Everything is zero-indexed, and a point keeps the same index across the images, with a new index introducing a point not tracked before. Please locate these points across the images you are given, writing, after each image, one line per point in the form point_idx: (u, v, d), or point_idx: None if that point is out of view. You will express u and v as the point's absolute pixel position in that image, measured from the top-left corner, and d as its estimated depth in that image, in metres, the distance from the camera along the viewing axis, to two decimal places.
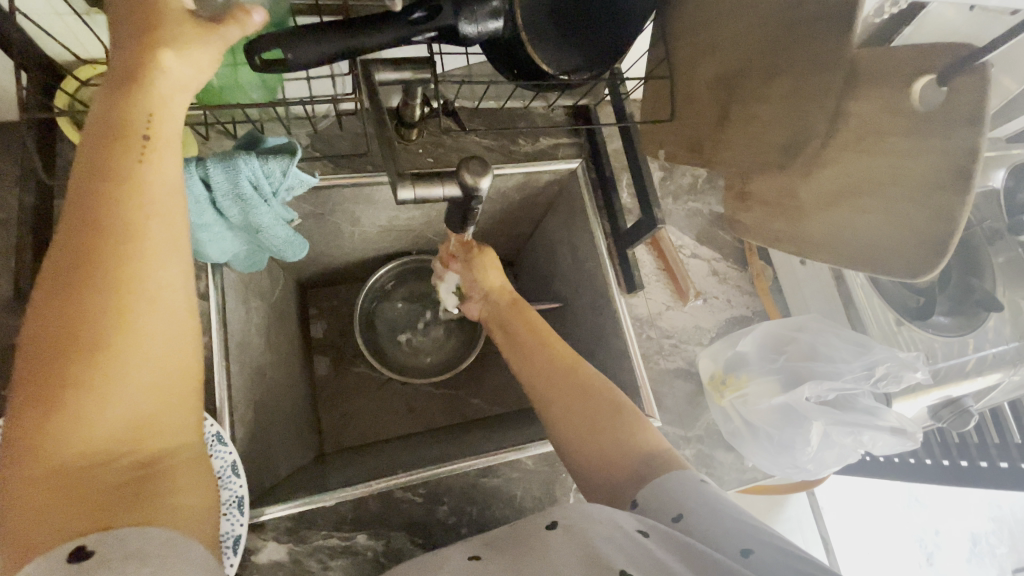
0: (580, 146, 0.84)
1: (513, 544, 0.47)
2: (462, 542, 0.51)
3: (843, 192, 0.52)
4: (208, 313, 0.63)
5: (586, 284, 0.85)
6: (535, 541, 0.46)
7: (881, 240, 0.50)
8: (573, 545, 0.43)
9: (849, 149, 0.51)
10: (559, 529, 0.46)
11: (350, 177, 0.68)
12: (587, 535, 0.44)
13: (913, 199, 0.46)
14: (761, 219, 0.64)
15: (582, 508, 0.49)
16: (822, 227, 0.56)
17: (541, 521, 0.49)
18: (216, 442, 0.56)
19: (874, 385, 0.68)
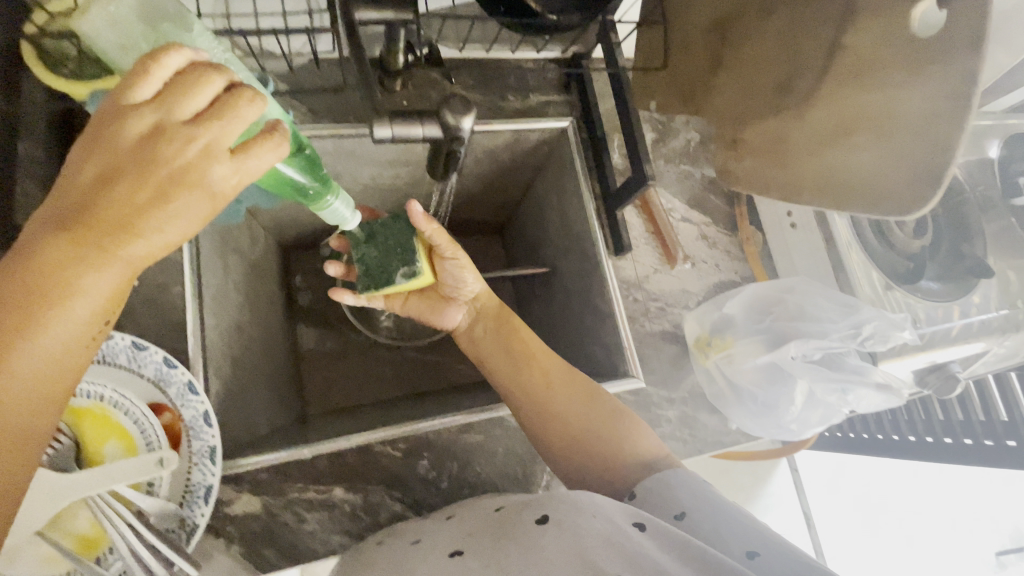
0: (571, 104, 0.81)
1: (499, 533, 0.46)
2: (450, 530, 0.50)
3: (836, 133, 0.58)
4: (180, 262, 0.61)
5: (574, 247, 0.83)
6: (522, 536, 0.45)
7: (876, 174, 0.55)
8: (564, 544, 0.42)
9: (843, 88, 0.57)
10: (551, 524, 0.45)
11: (330, 126, 0.66)
12: (579, 532, 0.43)
13: (907, 133, 0.51)
14: (751, 168, 0.71)
15: (575, 501, 0.48)
16: (811, 168, 0.62)
17: (530, 512, 0.48)
18: (188, 390, 0.55)
19: (860, 344, 0.68)
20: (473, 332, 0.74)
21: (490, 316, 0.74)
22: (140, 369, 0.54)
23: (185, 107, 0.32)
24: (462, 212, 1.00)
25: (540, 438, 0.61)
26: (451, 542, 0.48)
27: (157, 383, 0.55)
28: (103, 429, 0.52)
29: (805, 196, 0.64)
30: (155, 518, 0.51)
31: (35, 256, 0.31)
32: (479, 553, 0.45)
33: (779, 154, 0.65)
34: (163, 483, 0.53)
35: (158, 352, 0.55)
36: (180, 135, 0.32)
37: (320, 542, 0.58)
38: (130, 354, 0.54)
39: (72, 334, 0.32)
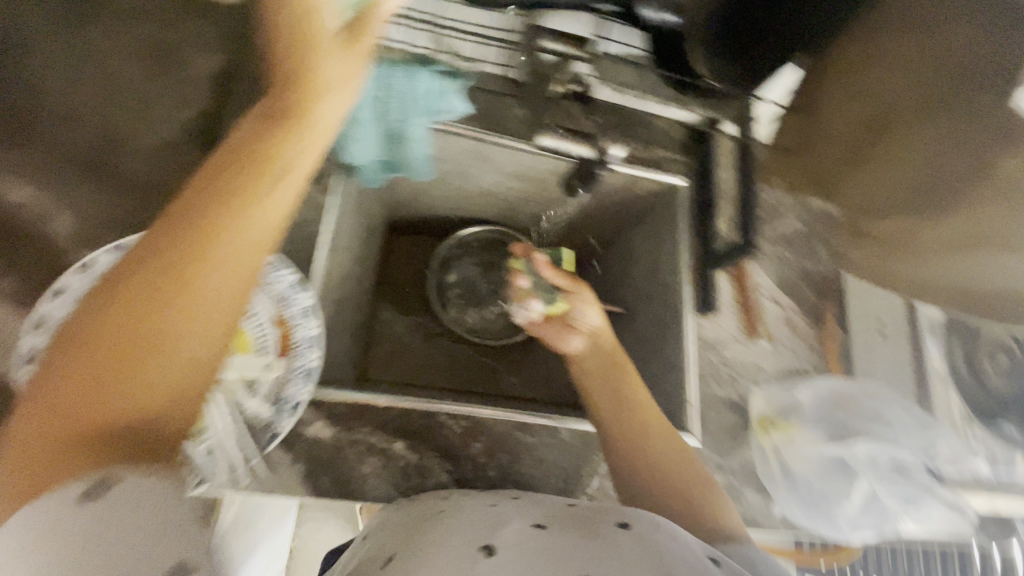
0: (690, 166, 0.87)
1: (583, 526, 0.46)
2: (528, 505, 0.51)
3: (970, 241, 0.66)
4: (327, 206, 0.70)
5: (657, 296, 0.87)
6: (605, 535, 0.45)
7: None
8: (649, 556, 0.42)
9: (987, 206, 0.63)
10: (635, 533, 0.45)
11: (474, 130, 0.77)
12: (667, 548, 0.43)
13: None
14: (872, 254, 0.80)
15: (660, 522, 0.47)
16: (945, 267, 0.70)
17: (612, 515, 0.48)
18: (308, 312, 0.61)
19: (932, 462, 0.68)
20: (585, 363, 0.74)
21: (605, 352, 0.73)
22: (273, 283, 0.61)
23: (306, 108, 0.50)
24: (556, 238, 1.06)
25: (618, 469, 0.62)
26: (527, 518, 0.48)
27: (283, 300, 0.61)
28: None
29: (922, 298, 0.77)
30: (247, 413, 0.58)
31: (190, 213, 0.43)
32: (563, 536, 0.44)
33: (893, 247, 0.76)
34: (262, 385, 0.59)
35: (293, 273, 0.61)
36: (285, 125, 0.48)
37: (369, 487, 0.61)
38: (270, 269, 0.61)
39: (219, 283, 0.43)
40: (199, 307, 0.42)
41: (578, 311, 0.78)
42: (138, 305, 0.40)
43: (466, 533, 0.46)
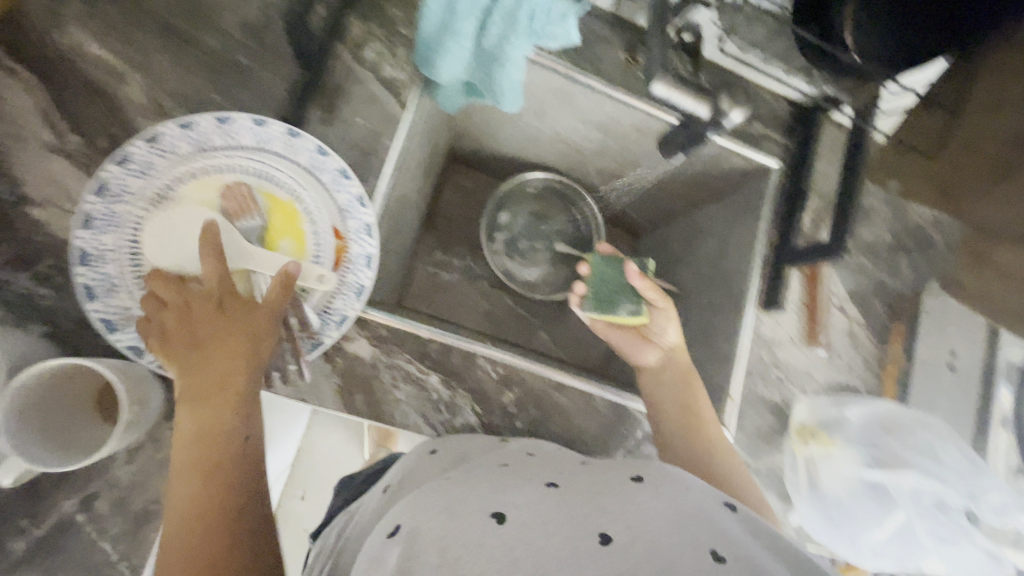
0: (785, 150, 0.80)
1: (595, 485, 0.46)
2: (539, 466, 0.51)
3: None
4: (399, 122, 0.66)
5: (717, 281, 0.82)
6: (617, 488, 0.46)
7: None
8: (663, 505, 0.43)
9: None
10: (649, 486, 0.45)
11: (568, 67, 0.72)
12: (679, 497, 0.44)
13: None
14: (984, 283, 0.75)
15: (671, 474, 0.48)
16: None
17: (626, 469, 0.49)
18: (366, 230, 0.59)
19: (973, 504, 0.67)
20: (660, 375, 0.70)
21: (681, 371, 0.69)
22: (335, 193, 0.59)
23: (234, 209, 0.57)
24: (618, 200, 1.00)
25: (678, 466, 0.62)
26: (533, 477, 0.47)
27: (341, 211, 0.59)
28: (283, 222, 0.59)
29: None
30: None
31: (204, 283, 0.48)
32: (576, 486, 0.46)
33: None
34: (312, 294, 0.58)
35: (358, 187, 0.59)
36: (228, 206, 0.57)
37: (397, 415, 0.61)
38: (334, 177, 0.59)
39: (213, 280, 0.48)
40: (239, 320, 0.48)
41: (655, 323, 0.72)
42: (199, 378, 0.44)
43: (473, 500, 0.43)
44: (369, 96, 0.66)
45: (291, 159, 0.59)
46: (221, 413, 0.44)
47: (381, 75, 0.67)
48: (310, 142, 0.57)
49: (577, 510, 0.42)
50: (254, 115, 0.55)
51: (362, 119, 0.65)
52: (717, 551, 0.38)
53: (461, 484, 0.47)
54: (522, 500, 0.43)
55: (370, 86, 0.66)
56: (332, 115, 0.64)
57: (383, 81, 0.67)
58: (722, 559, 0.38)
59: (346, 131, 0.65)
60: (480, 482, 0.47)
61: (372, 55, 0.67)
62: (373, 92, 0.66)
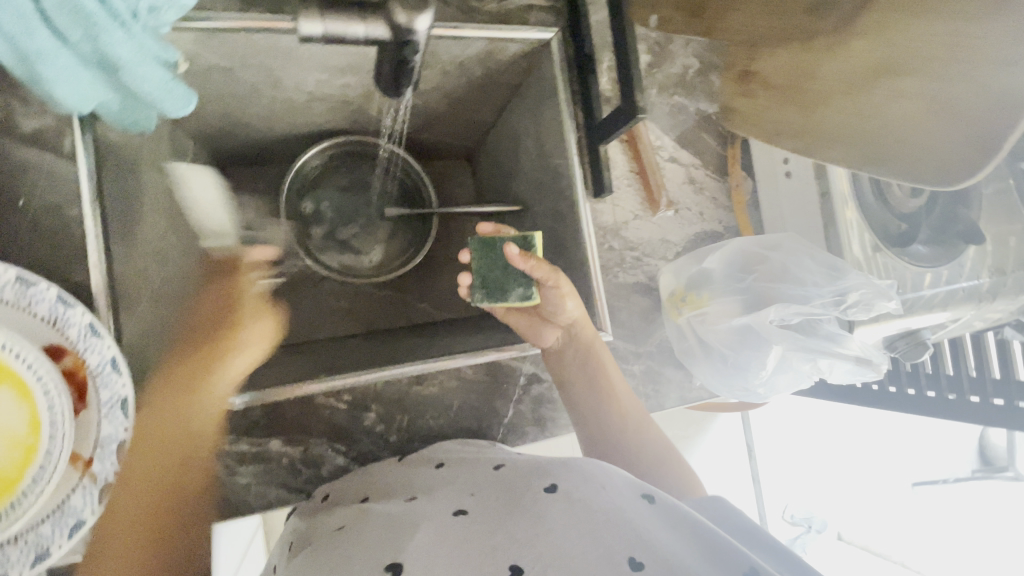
0: (558, 12, 0.69)
1: (509, 502, 0.45)
2: (445, 487, 0.49)
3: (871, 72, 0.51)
4: (76, 181, 0.52)
5: (548, 183, 0.75)
6: (528, 506, 0.44)
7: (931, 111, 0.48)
8: (572, 521, 0.41)
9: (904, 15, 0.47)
10: (562, 496, 0.44)
11: (257, 19, 0.55)
12: (591, 503, 0.43)
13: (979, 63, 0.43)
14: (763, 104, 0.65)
15: (589, 474, 0.47)
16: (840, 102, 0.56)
17: (538, 479, 0.47)
18: (93, 332, 0.48)
19: (841, 311, 0.63)
20: (563, 356, 0.64)
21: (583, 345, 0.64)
22: (30, 307, 0.47)
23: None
24: (429, 133, 0.88)
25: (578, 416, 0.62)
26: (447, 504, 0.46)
27: (52, 324, 0.47)
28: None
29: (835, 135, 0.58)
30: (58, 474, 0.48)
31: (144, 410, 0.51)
32: (482, 517, 0.43)
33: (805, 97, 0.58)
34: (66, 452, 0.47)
35: (51, 289, 0.47)
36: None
37: (256, 494, 0.55)
38: (17, 289, 0.46)
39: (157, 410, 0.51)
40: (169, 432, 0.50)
41: (551, 302, 0.64)
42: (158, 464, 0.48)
43: (367, 552, 0.39)
44: (21, 166, 0.51)
45: None
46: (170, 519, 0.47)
47: (22, 133, 0.51)
48: None
49: (482, 546, 0.40)
50: None
51: (28, 199, 0.51)
52: (634, 560, 0.38)
53: (358, 528, 0.43)
54: (426, 537, 0.41)
55: (16, 153, 0.51)
56: None
57: (27, 138, 0.51)
58: (640, 566, 0.38)
59: (17, 223, 0.51)
60: (376, 522, 0.43)
61: None
62: (24, 159, 0.51)
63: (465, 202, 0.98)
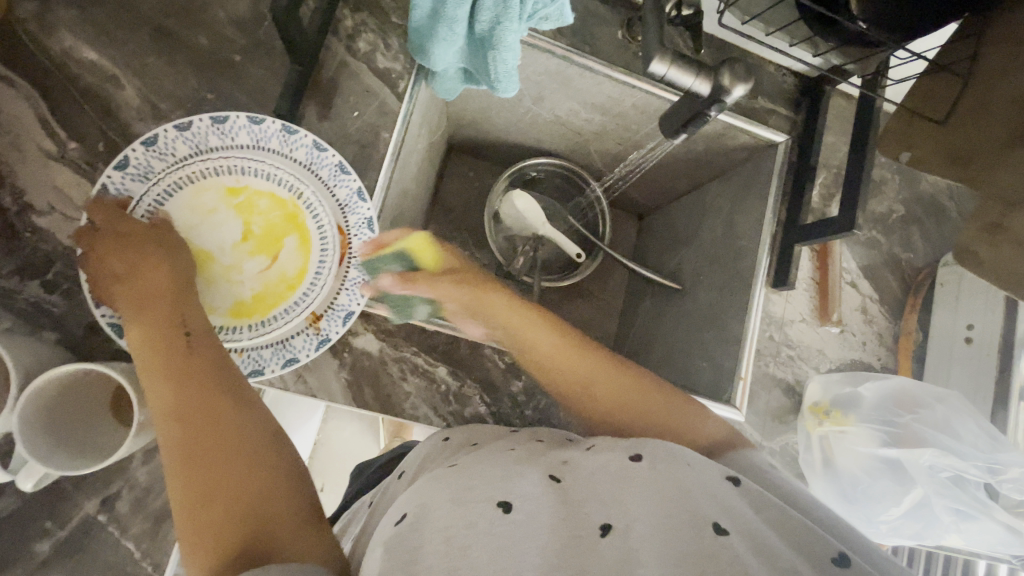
0: (793, 123, 0.78)
1: (601, 470, 0.47)
2: (538, 458, 0.50)
3: None
4: (396, 112, 0.65)
5: (725, 261, 0.81)
6: (621, 473, 0.45)
7: None
8: (657, 494, 0.43)
9: None
10: (648, 465, 0.46)
11: (566, 48, 0.70)
12: (679, 481, 0.44)
13: None
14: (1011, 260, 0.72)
15: (673, 449, 0.47)
16: None
17: (624, 449, 0.49)
18: (367, 225, 0.57)
19: (994, 482, 0.62)
20: None
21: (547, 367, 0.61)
22: (334, 188, 0.58)
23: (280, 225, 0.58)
24: (624, 183, 0.99)
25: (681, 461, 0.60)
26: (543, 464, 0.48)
27: (341, 207, 0.58)
28: (291, 223, 0.58)
29: None
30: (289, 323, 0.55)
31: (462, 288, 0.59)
32: (570, 488, 0.45)
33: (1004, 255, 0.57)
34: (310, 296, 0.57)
35: (356, 182, 0.58)
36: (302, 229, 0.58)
37: (409, 405, 0.62)
38: (333, 171, 0.58)
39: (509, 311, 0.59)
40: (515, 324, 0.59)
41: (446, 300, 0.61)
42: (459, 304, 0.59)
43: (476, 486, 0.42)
44: (365, 88, 0.65)
45: (286, 157, 0.57)
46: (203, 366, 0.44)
47: (375, 67, 0.66)
48: (305, 138, 0.57)
49: (582, 507, 0.43)
50: (249, 115, 0.55)
51: (359, 113, 0.65)
52: (720, 526, 0.39)
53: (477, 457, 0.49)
54: (531, 492, 0.43)
55: (366, 79, 0.66)
56: (329, 110, 0.64)
57: (377, 72, 0.66)
58: (726, 532, 0.39)
59: (343, 125, 0.64)
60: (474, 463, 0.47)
61: (363, 45, 0.66)
62: (369, 84, 0.65)
63: (623, 252, 1.07)
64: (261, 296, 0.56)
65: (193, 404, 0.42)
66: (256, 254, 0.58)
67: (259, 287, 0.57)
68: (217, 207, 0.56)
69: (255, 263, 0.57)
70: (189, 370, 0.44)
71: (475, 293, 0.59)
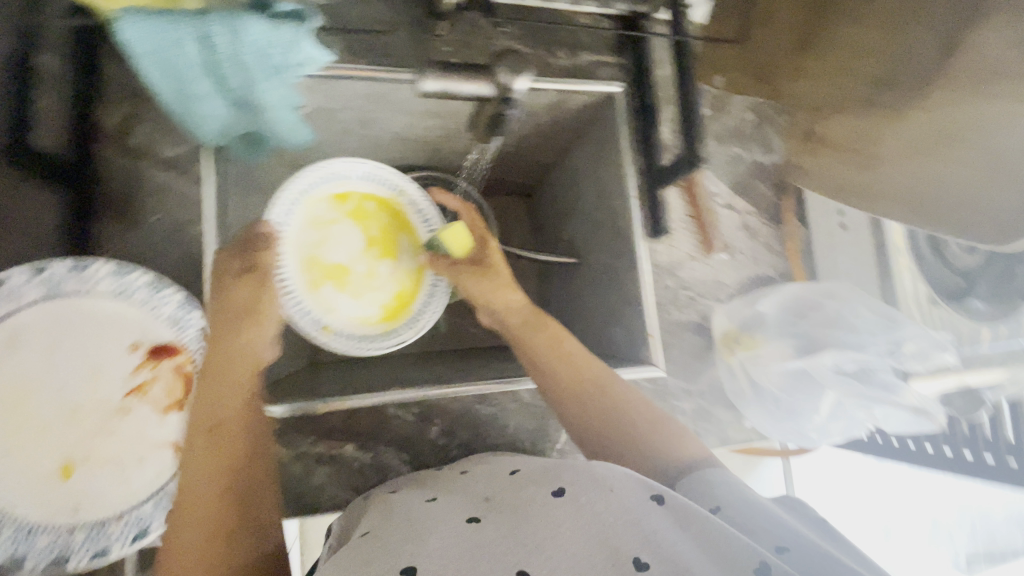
0: (623, 67, 0.75)
1: (517, 503, 0.48)
2: (459, 491, 0.52)
3: (929, 146, 0.68)
4: (200, 201, 0.59)
5: (606, 223, 0.79)
6: (537, 510, 0.46)
7: (958, 201, 0.70)
8: (581, 529, 0.44)
9: (962, 98, 0.61)
10: (570, 499, 0.47)
11: (364, 71, 0.63)
12: (598, 510, 0.46)
13: (1001, 170, 0.65)
14: (824, 164, 0.76)
15: (595, 473, 0.50)
16: (896, 178, 0.73)
17: (546, 483, 0.50)
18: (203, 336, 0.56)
19: (897, 361, 0.64)
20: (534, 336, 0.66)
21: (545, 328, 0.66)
22: (156, 307, 0.55)
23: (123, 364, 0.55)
24: (493, 170, 0.95)
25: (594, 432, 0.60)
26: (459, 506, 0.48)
27: (172, 324, 0.55)
28: (399, 219, 0.76)
29: (882, 203, 0.76)
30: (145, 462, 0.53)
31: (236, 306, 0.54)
32: (497, 522, 0.46)
33: (859, 154, 0.74)
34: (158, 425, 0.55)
35: (177, 292, 0.55)
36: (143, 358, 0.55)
37: (327, 494, 0.59)
38: (146, 291, 0.54)
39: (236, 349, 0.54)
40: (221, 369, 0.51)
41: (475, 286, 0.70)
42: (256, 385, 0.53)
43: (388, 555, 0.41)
44: (157, 187, 0.58)
45: (93, 296, 0.54)
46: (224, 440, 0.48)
47: (161, 159, 0.58)
48: (105, 270, 0.53)
49: (501, 539, 0.43)
50: (27, 268, 0.51)
51: (160, 216, 0.58)
52: (640, 561, 0.42)
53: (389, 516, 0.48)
54: (445, 536, 0.43)
55: (154, 176, 0.58)
56: (125, 225, 0.57)
57: (165, 164, 0.58)
58: (646, 565, 0.42)
59: (148, 235, 0.57)
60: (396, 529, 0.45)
61: (138, 139, 0.58)
62: (160, 181, 0.58)
63: (520, 235, 1.04)
64: (399, 295, 0.75)
65: (194, 495, 0.45)
66: (381, 256, 0.75)
67: (391, 295, 0.74)
68: (336, 218, 0.72)
69: (383, 266, 0.75)
70: (220, 444, 0.48)
71: (252, 297, 0.54)
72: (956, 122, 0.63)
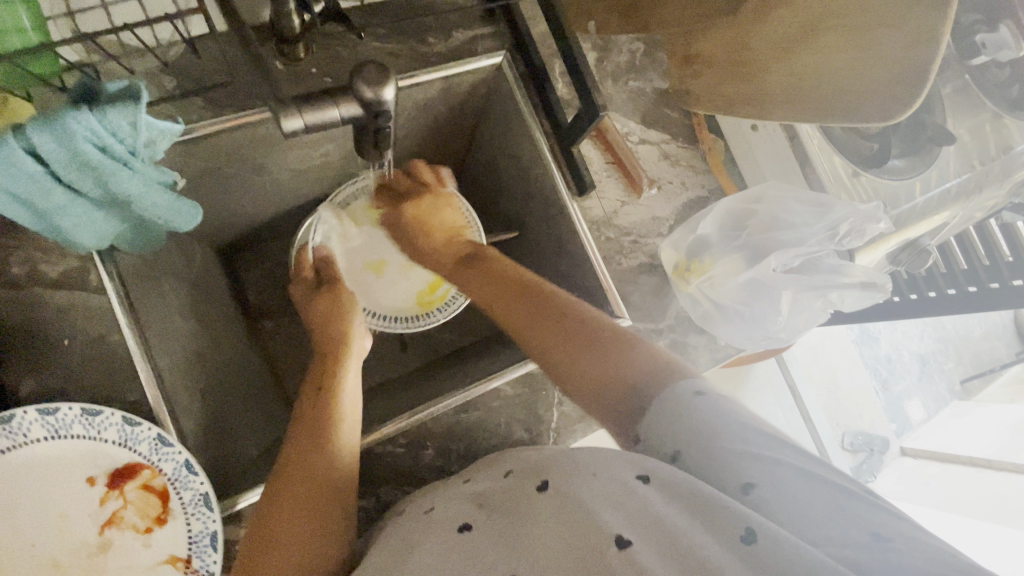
0: (500, 36, 0.71)
1: (508, 503, 0.45)
2: (458, 495, 0.49)
3: (799, 37, 0.61)
4: (111, 312, 0.54)
5: (534, 193, 0.77)
6: (527, 505, 0.43)
7: (846, 87, 0.59)
8: (569, 519, 0.40)
9: None
10: (553, 492, 0.43)
11: (233, 117, 0.55)
12: (582, 497, 0.41)
13: (877, 25, 0.55)
14: (710, 83, 0.70)
15: (582, 464, 0.45)
16: (779, 82, 0.64)
17: (534, 477, 0.46)
18: (160, 444, 0.51)
19: (838, 243, 0.65)
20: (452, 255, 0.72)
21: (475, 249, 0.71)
22: (99, 433, 0.51)
23: (98, 499, 0.52)
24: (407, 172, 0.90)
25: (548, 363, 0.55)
26: (460, 510, 0.46)
27: (124, 444, 0.51)
28: None
29: (774, 109, 0.65)
30: None
31: (315, 376, 0.61)
32: (490, 526, 0.42)
33: (744, 67, 0.67)
34: (149, 553, 0.52)
35: (113, 414, 0.50)
36: (113, 488, 0.52)
37: None
38: (84, 422, 0.50)
39: (355, 373, 0.62)
40: (349, 383, 0.60)
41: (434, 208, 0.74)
42: (293, 435, 0.53)
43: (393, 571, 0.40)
44: (59, 311, 0.53)
45: (25, 444, 0.48)
46: (319, 458, 0.50)
47: (48, 280, 0.53)
48: (25, 416, 0.47)
49: (488, 551, 0.40)
50: None
51: (70, 339, 0.53)
52: (622, 538, 0.38)
53: (401, 531, 0.46)
54: (428, 551, 0.41)
55: (49, 299, 0.53)
56: (39, 360, 0.52)
57: (54, 285, 0.53)
58: (630, 544, 0.37)
59: (66, 365, 0.53)
60: (401, 543, 0.44)
61: (13, 270, 0.52)
62: (59, 304, 0.53)
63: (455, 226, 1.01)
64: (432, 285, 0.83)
65: (321, 510, 0.47)
66: None
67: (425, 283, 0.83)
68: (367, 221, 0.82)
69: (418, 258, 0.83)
70: (316, 476, 0.49)
71: (330, 350, 0.64)
72: (874, 53, 0.55)
